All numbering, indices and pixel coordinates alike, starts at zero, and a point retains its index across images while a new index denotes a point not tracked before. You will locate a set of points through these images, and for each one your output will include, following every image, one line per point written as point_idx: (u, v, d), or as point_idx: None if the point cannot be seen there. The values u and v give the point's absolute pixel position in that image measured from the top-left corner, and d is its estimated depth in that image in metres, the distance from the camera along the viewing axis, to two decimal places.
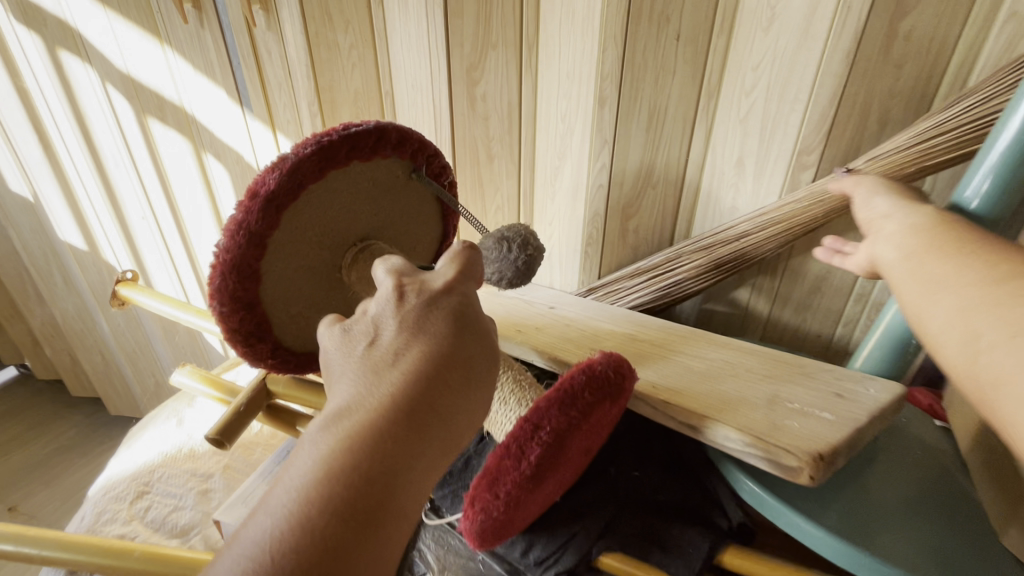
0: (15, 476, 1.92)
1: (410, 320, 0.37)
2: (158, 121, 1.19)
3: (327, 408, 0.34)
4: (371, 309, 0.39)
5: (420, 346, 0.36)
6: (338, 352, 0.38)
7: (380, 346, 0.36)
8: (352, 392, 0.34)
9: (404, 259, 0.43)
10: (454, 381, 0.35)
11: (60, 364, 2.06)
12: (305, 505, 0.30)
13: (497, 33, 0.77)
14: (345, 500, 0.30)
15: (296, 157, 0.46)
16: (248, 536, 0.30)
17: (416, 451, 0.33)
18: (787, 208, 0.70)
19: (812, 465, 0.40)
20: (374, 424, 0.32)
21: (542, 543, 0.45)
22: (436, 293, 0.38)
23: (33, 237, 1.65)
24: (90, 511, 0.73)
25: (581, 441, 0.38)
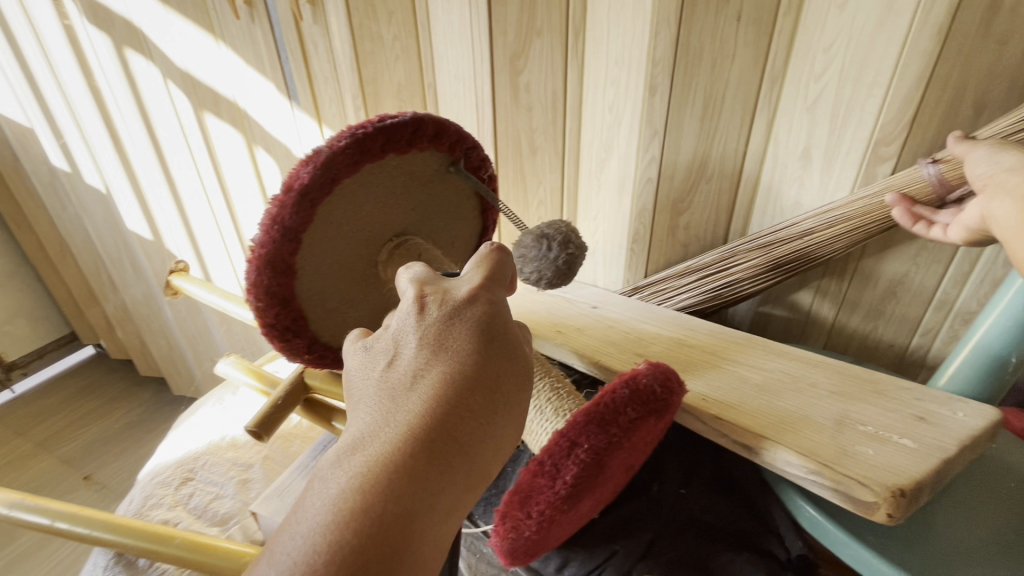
0: (90, 448, 2.08)
1: (432, 338, 0.36)
2: (213, 115, 1.23)
3: (344, 437, 0.33)
4: (392, 324, 0.38)
5: (440, 367, 0.34)
6: (358, 370, 0.37)
7: (399, 366, 0.35)
8: (369, 420, 0.33)
9: (427, 265, 0.42)
10: (476, 407, 0.34)
11: (131, 346, 2.21)
12: (318, 549, 0.28)
13: (542, 18, 0.74)
14: (357, 547, 0.28)
15: (330, 149, 0.45)
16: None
17: (436, 486, 0.31)
18: (859, 205, 0.64)
19: (891, 504, 0.35)
20: (391, 457, 0.31)
21: (578, 562, 0.43)
22: (459, 303, 0.37)
23: (106, 227, 1.77)
24: (138, 495, 0.76)
25: (624, 458, 0.35)
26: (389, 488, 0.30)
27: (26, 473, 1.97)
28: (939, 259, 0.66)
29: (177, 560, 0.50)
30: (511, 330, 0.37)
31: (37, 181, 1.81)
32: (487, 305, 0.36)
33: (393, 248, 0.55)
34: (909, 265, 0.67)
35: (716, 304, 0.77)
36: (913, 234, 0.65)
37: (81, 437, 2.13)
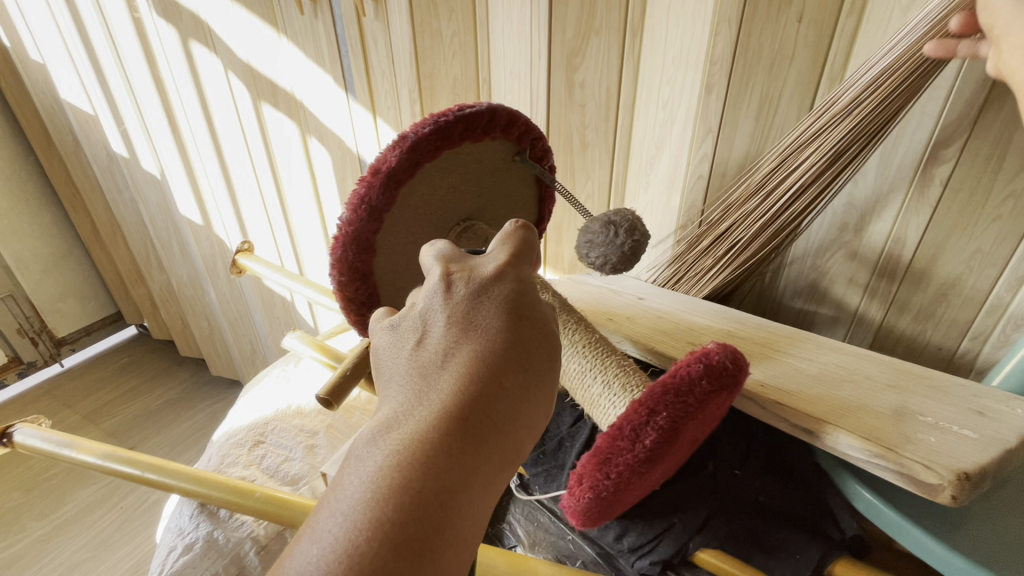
0: (135, 421, 2.19)
1: (460, 316, 0.37)
2: (270, 106, 1.27)
3: (378, 417, 0.34)
4: (419, 302, 0.39)
5: (471, 344, 0.36)
6: (388, 349, 0.38)
7: (430, 344, 0.36)
8: (404, 399, 0.34)
9: (451, 244, 0.43)
10: (509, 385, 0.35)
11: (173, 325, 2.31)
12: (359, 527, 0.28)
13: (601, 17, 0.76)
14: (399, 524, 0.28)
15: (415, 135, 0.48)
16: (295, 564, 0.28)
17: (473, 462, 0.32)
18: (907, 37, 0.57)
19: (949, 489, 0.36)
20: (427, 434, 0.32)
21: (636, 532, 0.45)
22: (487, 278, 0.38)
23: (158, 211, 1.87)
24: (216, 454, 0.82)
25: (694, 430, 0.37)
26: (428, 465, 0.31)
27: None
28: (993, 263, 0.65)
29: (257, 513, 0.54)
30: (540, 306, 0.38)
31: (97, 165, 1.92)
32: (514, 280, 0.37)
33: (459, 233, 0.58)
34: (963, 267, 0.67)
35: (787, 234, 0.71)
36: (969, 236, 0.65)
37: (127, 410, 2.24)
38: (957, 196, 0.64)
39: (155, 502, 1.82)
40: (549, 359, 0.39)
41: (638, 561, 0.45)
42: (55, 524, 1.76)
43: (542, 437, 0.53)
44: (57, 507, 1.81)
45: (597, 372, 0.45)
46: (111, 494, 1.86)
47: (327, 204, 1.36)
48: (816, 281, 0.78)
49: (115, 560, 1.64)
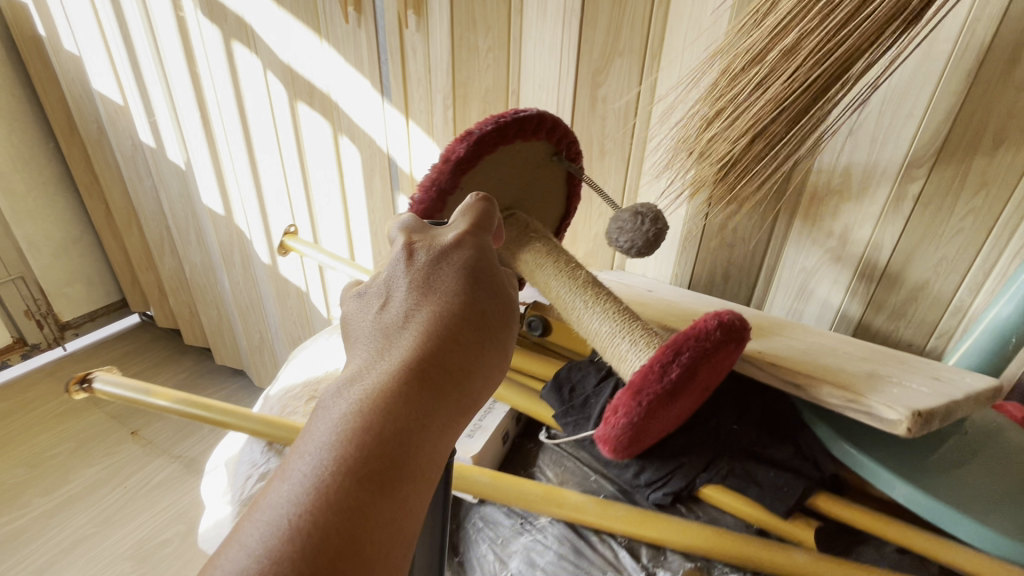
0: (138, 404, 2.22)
1: (421, 284, 0.48)
2: (306, 105, 1.36)
3: (348, 373, 0.43)
4: (387, 276, 0.50)
5: (428, 311, 0.46)
6: (358, 317, 0.48)
7: (393, 313, 0.46)
8: (372, 356, 0.44)
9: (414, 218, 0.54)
10: (459, 347, 0.45)
11: (181, 313, 2.37)
12: (327, 464, 0.36)
13: (624, 41, 0.87)
14: (363, 459, 0.37)
15: (480, 132, 0.57)
16: (273, 497, 0.36)
17: (428, 409, 0.41)
18: None
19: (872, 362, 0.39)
20: (388, 386, 0.41)
21: (653, 469, 0.54)
22: (442, 255, 0.49)
23: (179, 200, 1.94)
24: (278, 405, 0.90)
25: (707, 375, 0.46)
26: (390, 412, 0.39)
27: (78, 422, 2.12)
28: (957, 269, 0.76)
29: None
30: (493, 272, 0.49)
31: (120, 153, 2.00)
32: (469, 251, 0.48)
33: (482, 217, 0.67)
34: (931, 272, 0.78)
35: None
36: (936, 246, 0.76)
37: None
38: (925, 210, 0.75)
39: (159, 483, 1.86)
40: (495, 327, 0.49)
41: (654, 494, 0.54)
42: (59, 500, 1.79)
43: (570, 394, 0.61)
44: (61, 484, 1.85)
45: (626, 335, 0.54)
46: (116, 473, 1.90)
47: (351, 198, 1.43)
48: (806, 280, 0.88)
49: (119, 537, 1.68)
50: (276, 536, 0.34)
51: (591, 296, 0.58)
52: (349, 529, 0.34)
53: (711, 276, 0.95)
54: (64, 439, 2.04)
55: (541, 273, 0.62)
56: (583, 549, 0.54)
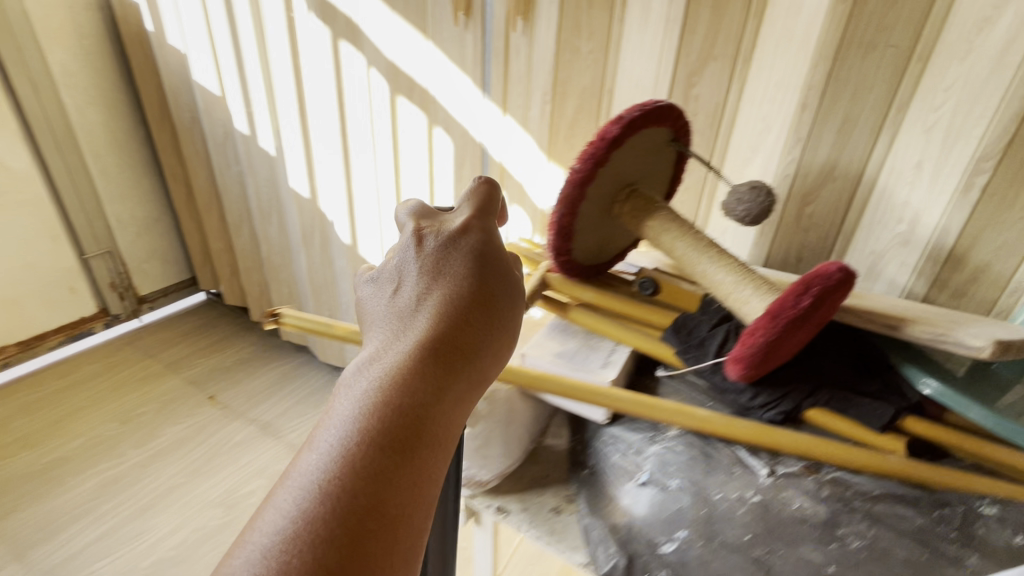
0: (212, 372, 2.40)
1: (430, 268, 0.60)
2: (405, 99, 1.52)
3: (367, 357, 0.53)
4: (398, 267, 0.61)
5: (437, 296, 0.57)
6: (375, 305, 0.59)
7: (405, 301, 0.57)
8: (388, 338, 0.54)
9: (419, 213, 0.67)
10: (465, 327, 0.55)
11: (252, 290, 2.54)
12: (354, 435, 0.46)
13: (719, 47, 1.00)
14: (386, 430, 0.46)
15: (630, 116, 0.70)
16: (307, 465, 0.45)
17: (440, 384, 0.51)
18: None
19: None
20: (405, 366, 0.50)
21: (767, 393, 0.66)
22: (448, 246, 0.61)
23: (265, 183, 2.12)
24: None
25: (824, 311, 0.59)
26: (408, 388, 0.49)
27: (159, 386, 2.30)
28: (1017, 253, 0.88)
29: None
30: (489, 263, 0.60)
31: (212, 139, 2.18)
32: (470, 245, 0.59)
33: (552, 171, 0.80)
34: (992, 255, 0.89)
35: None
36: (999, 231, 0.87)
37: (203, 363, 2.45)
38: (991, 200, 0.86)
39: (239, 442, 2.03)
40: (499, 307, 0.59)
41: (768, 413, 0.66)
42: (150, 453, 1.98)
43: (689, 334, 0.73)
44: (151, 438, 2.04)
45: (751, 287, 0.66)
46: (199, 432, 2.07)
47: (440, 182, 1.58)
48: (875, 262, 0.99)
49: (208, 487, 1.85)
50: (309, 498, 0.42)
51: (716, 255, 0.71)
52: (374, 490, 0.43)
53: (785, 257, 1.07)
54: (149, 400, 2.22)
55: (666, 236, 0.76)
56: (710, 453, 0.65)
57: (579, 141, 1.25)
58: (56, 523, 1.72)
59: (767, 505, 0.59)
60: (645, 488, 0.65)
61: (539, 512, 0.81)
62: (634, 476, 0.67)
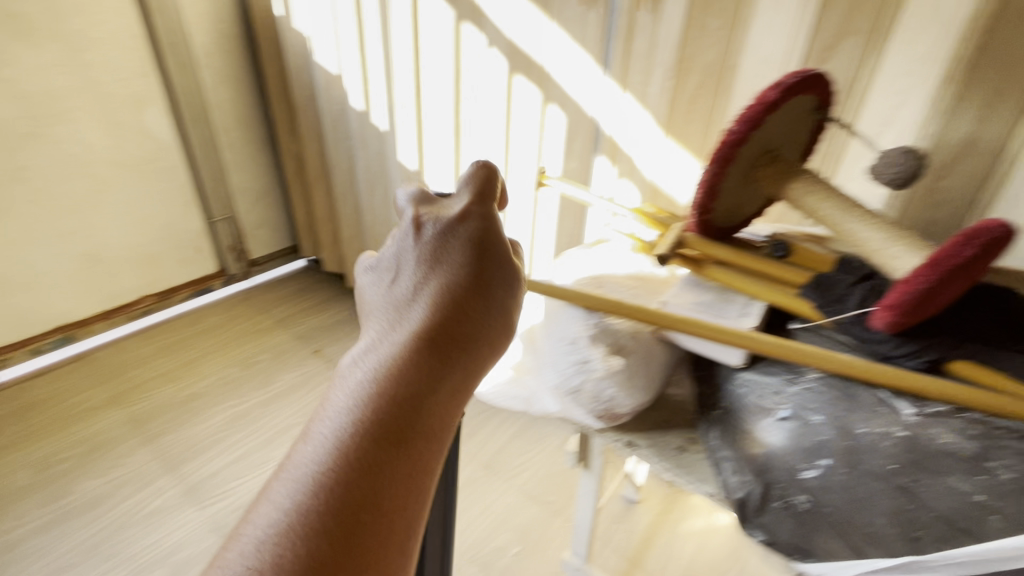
0: (316, 330, 2.64)
1: (427, 263, 0.66)
2: (522, 76, 1.61)
3: (365, 352, 0.60)
4: (398, 263, 0.69)
5: (432, 292, 0.64)
6: (377, 300, 0.67)
7: (403, 298, 0.64)
8: (385, 334, 0.61)
9: (418, 205, 0.73)
10: (460, 323, 0.61)
11: (351, 257, 2.76)
12: (351, 427, 0.53)
13: (858, 23, 1.02)
14: (380, 422, 0.53)
15: (787, 83, 0.77)
16: (308, 452, 0.53)
17: (433, 377, 0.57)
18: None
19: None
20: (400, 362, 0.57)
21: (913, 344, 0.72)
22: (445, 242, 0.67)
23: (375, 157, 2.29)
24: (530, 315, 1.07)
25: (983, 263, 0.63)
26: (402, 382, 0.56)
27: (272, 338, 2.57)
28: None
29: (628, 315, 0.83)
30: (481, 258, 0.65)
31: (328, 116, 2.38)
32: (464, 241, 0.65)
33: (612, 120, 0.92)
34: None
35: None
36: None
37: (307, 322, 2.70)
38: None
39: None
40: (493, 297, 0.64)
41: (913, 361, 0.71)
42: (269, 395, 2.22)
43: (831, 289, 0.79)
44: (269, 382, 2.29)
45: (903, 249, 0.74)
46: (308, 380, 2.30)
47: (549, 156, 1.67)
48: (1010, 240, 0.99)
49: None
50: (307, 485, 0.50)
51: (864, 217, 0.79)
52: (367, 476, 0.51)
53: None
54: (264, 350, 2.48)
55: (810, 197, 0.83)
56: (851, 393, 0.72)
57: (697, 115, 1.30)
58: (197, 447, 1.99)
59: (914, 439, 0.65)
60: (785, 423, 0.72)
61: (664, 449, 0.89)
62: (773, 412, 0.74)
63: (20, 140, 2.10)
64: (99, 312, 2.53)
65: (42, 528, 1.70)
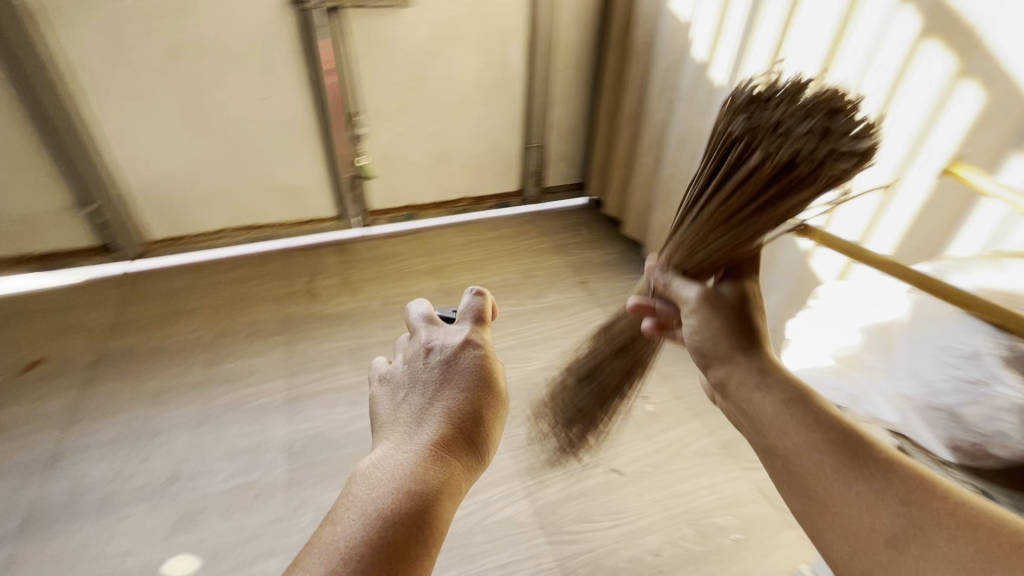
0: (585, 265, 2.90)
1: (442, 376, 0.93)
2: (936, 43, 1.39)
3: (391, 449, 0.83)
4: (415, 370, 0.95)
5: (445, 399, 0.90)
6: (400, 404, 0.92)
7: (421, 403, 0.91)
8: (410, 434, 0.86)
9: (428, 327, 1.02)
10: (463, 428, 0.87)
11: (635, 206, 2.86)
12: (380, 508, 0.74)
13: None
14: (407, 501, 0.75)
15: None
16: (348, 530, 0.71)
17: (443, 472, 0.81)
18: None
19: (855, 160, 0.83)
20: (420, 457, 0.81)
21: None
22: (456, 360, 0.94)
23: (697, 113, 2.29)
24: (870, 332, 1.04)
25: None
26: (420, 473, 0.79)
27: (549, 261, 2.91)
28: None
29: None
30: (483, 375, 0.93)
31: (663, 66, 2.43)
32: (471, 361, 0.94)
33: (625, 344, 1.24)
34: None
35: None
36: None
37: (580, 254, 2.98)
38: None
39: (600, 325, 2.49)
40: (488, 407, 0.92)
41: None
42: (536, 307, 2.60)
43: None
44: (543, 295, 2.68)
45: None
46: (572, 306, 2.62)
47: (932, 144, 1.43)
48: None
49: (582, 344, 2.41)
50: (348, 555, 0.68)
51: None
52: (399, 543, 0.71)
53: None
54: (541, 268, 2.85)
55: None
56: None
57: None
58: None
59: None
60: None
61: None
62: None
63: (427, 56, 2.69)
64: (434, 202, 3.21)
65: (381, 345, 2.35)
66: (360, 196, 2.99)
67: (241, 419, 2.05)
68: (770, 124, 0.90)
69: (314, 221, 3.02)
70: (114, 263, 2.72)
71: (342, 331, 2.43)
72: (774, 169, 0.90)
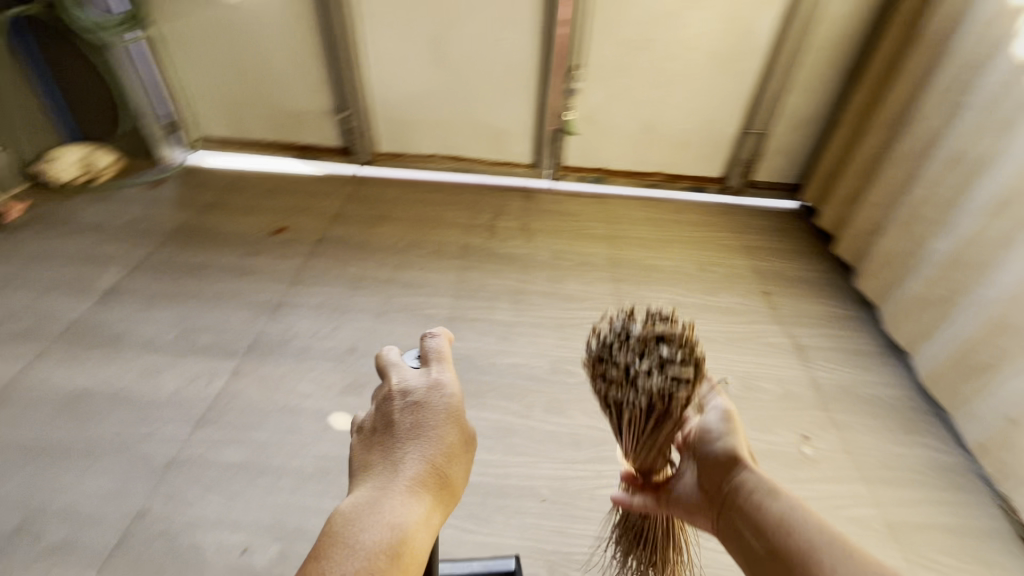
0: (774, 275, 2.59)
1: (417, 425, 0.81)
2: None
3: (357, 519, 0.71)
4: (386, 423, 0.83)
5: (417, 450, 0.79)
6: (371, 462, 0.80)
7: (392, 458, 0.79)
8: (378, 497, 0.74)
9: (397, 373, 0.88)
10: (438, 482, 0.78)
11: (859, 224, 2.43)
12: None
13: None
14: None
15: None
16: None
17: (415, 536, 0.71)
18: None
19: (690, 384, 0.92)
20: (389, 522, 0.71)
21: None
22: (429, 408, 0.83)
23: (987, 127, 1.80)
24: None
25: None
26: (389, 542, 0.69)
27: (734, 260, 2.67)
28: None
29: None
30: (457, 421, 0.82)
31: (955, 62, 1.95)
32: (445, 409, 0.82)
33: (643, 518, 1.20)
34: None
35: None
36: None
37: (772, 262, 2.67)
38: None
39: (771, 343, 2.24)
40: (462, 453, 0.82)
41: None
42: (704, 304, 2.41)
43: None
44: (716, 293, 2.48)
45: None
46: (745, 313, 2.38)
47: None
48: None
49: (747, 354, 2.18)
50: None
51: None
52: None
53: None
54: (721, 265, 2.63)
55: None
56: None
57: None
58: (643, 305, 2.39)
59: None
60: None
61: None
62: None
63: (662, 18, 2.55)
64: (626, 170, 3.12)
65: (540, 295, 2.44)
66: (557, 150, 3.05)
67: (409, 321, 2.32)
68: (621, 372, 0.93)
69: (510, 164, 3.17)
70: (348, 164, 3.22)
71: (509, 271, 2.57)
72: (650, 405, 0.93)
